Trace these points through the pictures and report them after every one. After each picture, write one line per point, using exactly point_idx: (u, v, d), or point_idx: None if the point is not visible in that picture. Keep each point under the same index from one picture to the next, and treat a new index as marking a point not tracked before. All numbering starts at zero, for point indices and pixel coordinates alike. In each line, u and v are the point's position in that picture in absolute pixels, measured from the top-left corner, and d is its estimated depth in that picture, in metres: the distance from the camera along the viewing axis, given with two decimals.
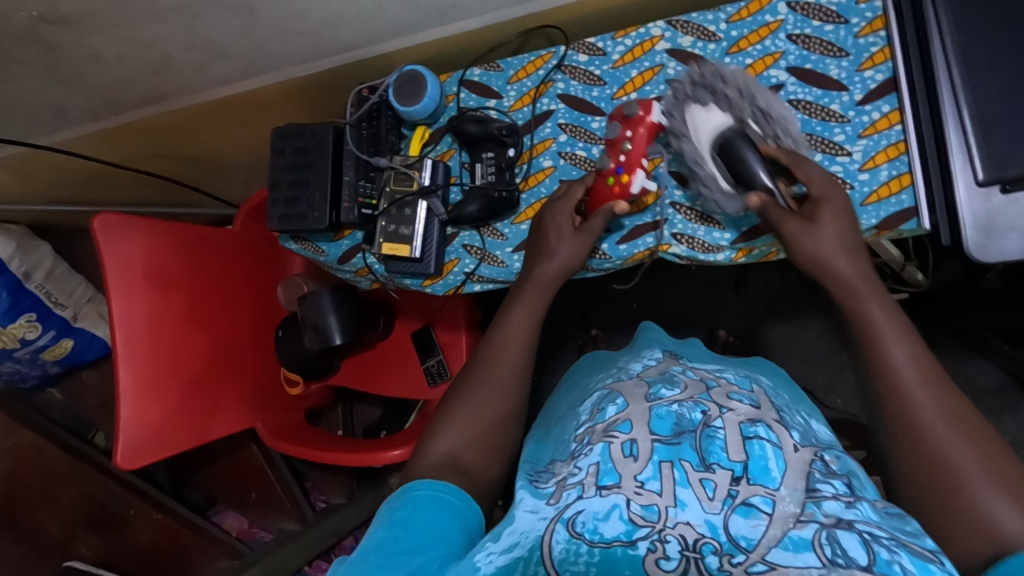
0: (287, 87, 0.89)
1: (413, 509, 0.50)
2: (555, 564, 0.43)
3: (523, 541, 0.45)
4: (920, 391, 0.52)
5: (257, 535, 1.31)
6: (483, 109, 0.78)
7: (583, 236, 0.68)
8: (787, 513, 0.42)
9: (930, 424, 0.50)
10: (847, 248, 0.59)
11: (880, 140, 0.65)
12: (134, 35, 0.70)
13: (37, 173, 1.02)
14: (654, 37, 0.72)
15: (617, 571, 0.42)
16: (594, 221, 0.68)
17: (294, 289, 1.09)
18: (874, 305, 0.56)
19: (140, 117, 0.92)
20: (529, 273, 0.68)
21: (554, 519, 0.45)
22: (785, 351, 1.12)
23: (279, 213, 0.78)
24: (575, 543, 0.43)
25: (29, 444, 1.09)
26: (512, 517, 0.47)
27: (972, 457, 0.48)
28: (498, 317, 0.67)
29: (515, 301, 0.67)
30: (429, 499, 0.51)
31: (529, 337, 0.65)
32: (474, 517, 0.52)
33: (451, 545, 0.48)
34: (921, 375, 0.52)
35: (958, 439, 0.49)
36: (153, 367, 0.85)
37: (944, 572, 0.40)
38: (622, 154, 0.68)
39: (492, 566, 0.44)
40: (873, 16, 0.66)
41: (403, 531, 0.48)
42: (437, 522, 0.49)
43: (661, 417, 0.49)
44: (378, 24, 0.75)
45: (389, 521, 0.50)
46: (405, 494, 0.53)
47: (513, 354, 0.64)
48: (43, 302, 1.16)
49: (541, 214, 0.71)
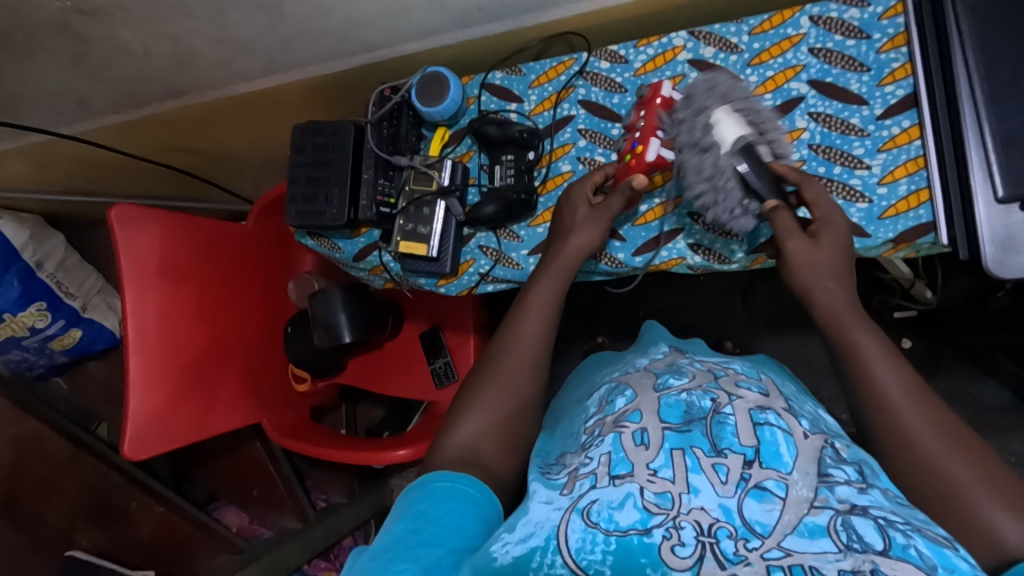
0: (307, 85, 0.90)
1: (432, 501, 0.51)
2: (571, 554, 0.43)
3: (538, 531, 0.45)
4: (906, 403, 0.51)
5: (256, 532, 1.32)
6: (504, 113, 0.79)
7: (599, 214, 0.68)
8: (801, 497, 0.43)
9: (922, 440, 0.49)
10: (838, 274, 0.59)
11: (900, 154, 0.66)
12: (162, 28, 0.71)
13: (55, 163, 1.03)
14: (676, 47, 0.73)
15: (633, 560, 0.42)
16: (611, 200, 0.67)
17: (305, 286, 1.13)
18: (858, 328, 0.56)
19: (162, 111, 0.92)
20: (545, 270, 0.67)
21: (568, 509, 0.45)
22: (792, 362, 1.12)
23: (297, 209, 0.78)
24: (591, 532, 0.43)
25: (36, 434, 1.10)
26: (526, 509, 0.47)
27: (964, 466, 0.48)
28: (513, 304, 0.67)
29: (530, 287, 0.67)
30: (449, 492, 0.51)
31: (545, 333, 0.64)
32: (491, 511, 0.52)
33: (468, 540, 0.48)
34: (904, 386, 0.52)
35: (949, 451, 0.49)
36: (163, 355, 0.85)
37: (958, 556, 0.41)
38: (637, 132, 0.69)
39: (508, 557, 0.44)
40: (895, 32, 0.67)
41: (423, 523, 0.48)
42: (455, 516, 0.49)
43: (671, 406, 0.49)
44: (403, 25, 0.76)
45: (408, 514, 0.50)
46: (424, 486, 0.53)
47: (529, 347, 0.63)
48: (54, 291, 1.16)
49: (556, 212, 0.71)
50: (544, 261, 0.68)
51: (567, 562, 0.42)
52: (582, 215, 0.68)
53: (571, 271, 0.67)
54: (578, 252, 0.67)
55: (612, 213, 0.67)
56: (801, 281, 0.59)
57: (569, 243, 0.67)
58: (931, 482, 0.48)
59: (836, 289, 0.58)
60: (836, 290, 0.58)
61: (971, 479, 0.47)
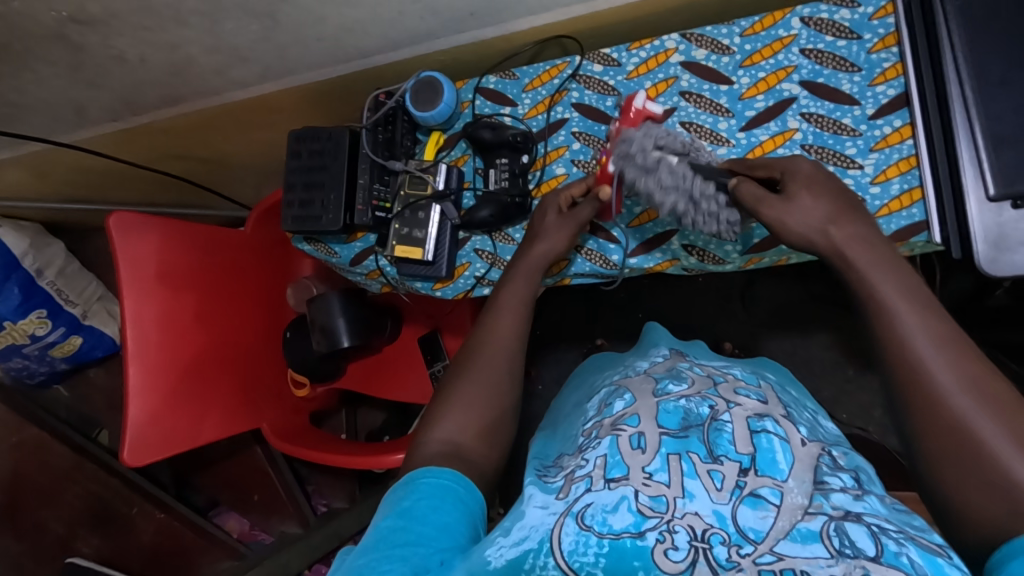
0: (303, 91, 0.91)
1: (417, 499, 0.51)
2: (564, 556, 0.43)
3: (533, 534, 0.45)
4: (933, 354, 0.49)
5: (257, 537, 1.31)
6: (498, 116, 0.79)
7: (567, 222, 0.69)
8: (795, 504, 0.42)
9: (953, 396, 0.47)
10: (837, 217, 0.56)
11: (892, 153, 0.65)
12: (158, 37, 0.71)
13: (53, 171, 1.03)
14: (668, 49, 0.73)
15: (626, 562, 0.42)
16: (579, 215, 0.68)
17: (303, 290, 1.13)
18: (878, 273, 0.53)
19: (159, 118, 0.93)
20: (513, 270, 0.68)
21: (564, 513, 0.45)
22: (791, 363, 1.11)
23: (293, 214, 0.78)
24: (584, 535, 0.43)
25: (35, 440, 1.09)
26: (521, 513, 0.47)
27: (994, 424, 0.46)
28: (491, 300, 0.67)
29: (513, 286, 0.67)
30: (435, 489, 0.52)
31: (519, 334, 0.65)
32: (475, 506, 0.52)
33: (455, 538, 0.48)
34: (934, 337, 0.50)
35: (977, 406, 0.47)
36: (162, 363, 0.85)
37: (952, 565, 0.40)
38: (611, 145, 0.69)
39: (502, 560, 0.44)
40: (886, 32, 0.67)
41: (409, 521, 0.49)
42: (440, 513, 0.50)
43: (669, 411, 0.49)
44: (396, 32, 0.77)
45: (393, 511, 0.50)
46: (410, 483, 0.53)
47: (505, 346, 0.63)
48: (54, 299, 1.17)
49: (537, 214, 0.71)
50: (511, 263, 0.69)
51: (560, 563, 0.43)
52: (551, 223, 0.69)
53: (538, 273, 0.68)
54: (543, 257, 0.68)
55: (581, 224, 0.68)
56: (799, 235, 0.57)
57: (536, 247, 0.68)
58: (952, 441, 0.46)
59: (856, 243, 0.55)
60: (856, 243, 0.55)
61: (997, 436, 0.45)
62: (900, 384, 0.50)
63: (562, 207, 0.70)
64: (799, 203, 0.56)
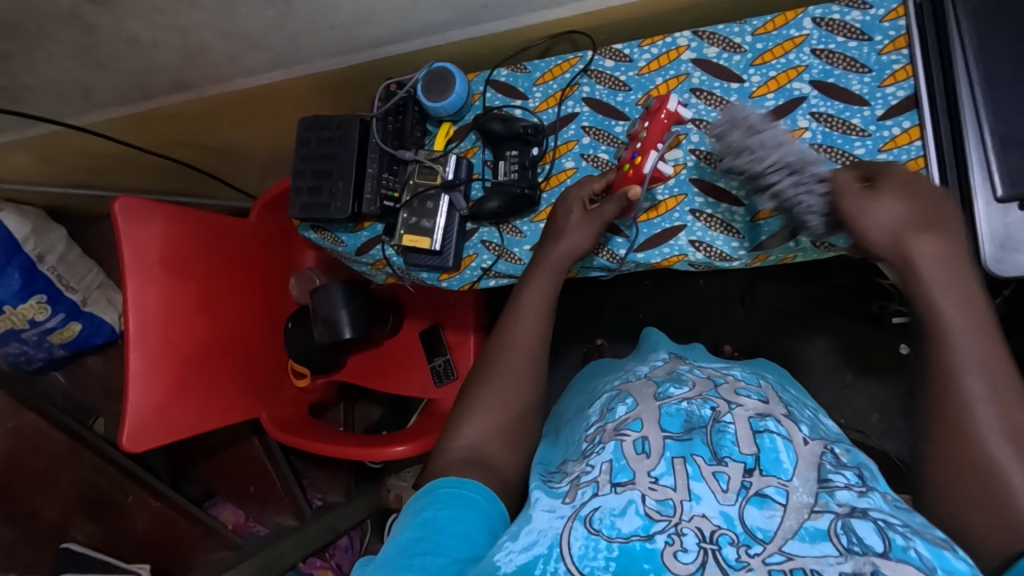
0: (314, 80, 0.91)
1: (438, 508, 0.51)
2: (574, 561, 0.42)
3: (541, 539, 0.45)
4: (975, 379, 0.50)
5: (252, 529, 1.29)
6: (508, 109, 0.79)
7: (592, 220, 0.68)
8: (801, 503, 0.43)
9: (983, 430, 0.49)
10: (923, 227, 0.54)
11: (901, 154, 0.65)
12: (172, 20, 0.71)
13: (59, 155, 1.03)
14: (680, 46, 0.73)
15: (636, 565, 0.41)
16: (604, 208, 0.67)
17: (307, 281, 1.15)
18: (945, 297, 0.53)
19: (167, 104, 0.93)
20: (537, 268, 0.68)
21: (571, 517, 0.45)
22: (790, 367, 1.12)
23: (302, 201, 0.78)
24: (593, 539, 0.43)
25: (33, 427, 1.10)
26: (528, 518, 0.48)
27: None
28: (513, 297, 0.67)
29: (524, 287, 0.67)
30: (455, 498, 0.52)
31: (537, 333, 0.64)
32: (497, 517, 0.52)
33: (474, 547, 0.48)
34: (990, 385, 0.50)
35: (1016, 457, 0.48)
36: (164, 350, 0.85)
37: (956, 558, 0.41)
38: (639, 143, 0.69)
39: (512, 565, 0.44)
40: (897, 34, 0.67)
41: (430, 530, 0.49)
42: (460, 522, 0.50)
43: (671, 415, 0.50)
44: (409, 22, 0.77)
45: (415, 521, 0.51)
46: (431, 493, 0.53)
47: (528, 346, 0.63)
48: (55, 284, 1.17)
49: (555, 211, 0.71)
50: (535, 260, 0.69)
51: (570, 568, 0.42)
52: (575, 220, 0.69)
53: (563, 271, 0.68)
54: (567, 255, 0.68)
55: (605, 216, 0.67)
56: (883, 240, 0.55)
57: (561, 244, 0.68)
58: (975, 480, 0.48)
59: (934, 258, 0.53)
60: (933, 258, 0.53)
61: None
62: (944, 419, 0.51)
63: (586, 199, 0.70)
64: (885, 205, 0.55)
